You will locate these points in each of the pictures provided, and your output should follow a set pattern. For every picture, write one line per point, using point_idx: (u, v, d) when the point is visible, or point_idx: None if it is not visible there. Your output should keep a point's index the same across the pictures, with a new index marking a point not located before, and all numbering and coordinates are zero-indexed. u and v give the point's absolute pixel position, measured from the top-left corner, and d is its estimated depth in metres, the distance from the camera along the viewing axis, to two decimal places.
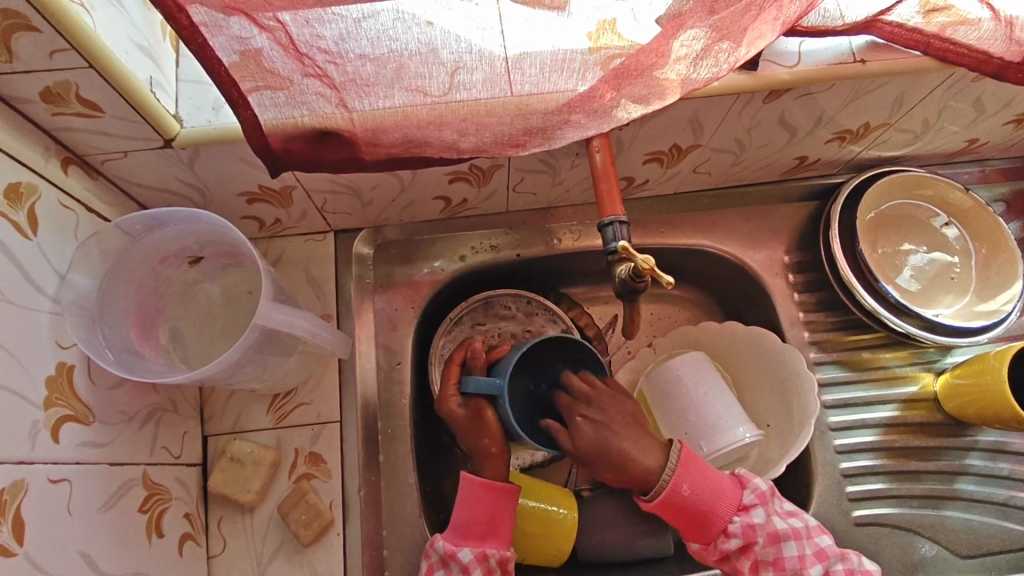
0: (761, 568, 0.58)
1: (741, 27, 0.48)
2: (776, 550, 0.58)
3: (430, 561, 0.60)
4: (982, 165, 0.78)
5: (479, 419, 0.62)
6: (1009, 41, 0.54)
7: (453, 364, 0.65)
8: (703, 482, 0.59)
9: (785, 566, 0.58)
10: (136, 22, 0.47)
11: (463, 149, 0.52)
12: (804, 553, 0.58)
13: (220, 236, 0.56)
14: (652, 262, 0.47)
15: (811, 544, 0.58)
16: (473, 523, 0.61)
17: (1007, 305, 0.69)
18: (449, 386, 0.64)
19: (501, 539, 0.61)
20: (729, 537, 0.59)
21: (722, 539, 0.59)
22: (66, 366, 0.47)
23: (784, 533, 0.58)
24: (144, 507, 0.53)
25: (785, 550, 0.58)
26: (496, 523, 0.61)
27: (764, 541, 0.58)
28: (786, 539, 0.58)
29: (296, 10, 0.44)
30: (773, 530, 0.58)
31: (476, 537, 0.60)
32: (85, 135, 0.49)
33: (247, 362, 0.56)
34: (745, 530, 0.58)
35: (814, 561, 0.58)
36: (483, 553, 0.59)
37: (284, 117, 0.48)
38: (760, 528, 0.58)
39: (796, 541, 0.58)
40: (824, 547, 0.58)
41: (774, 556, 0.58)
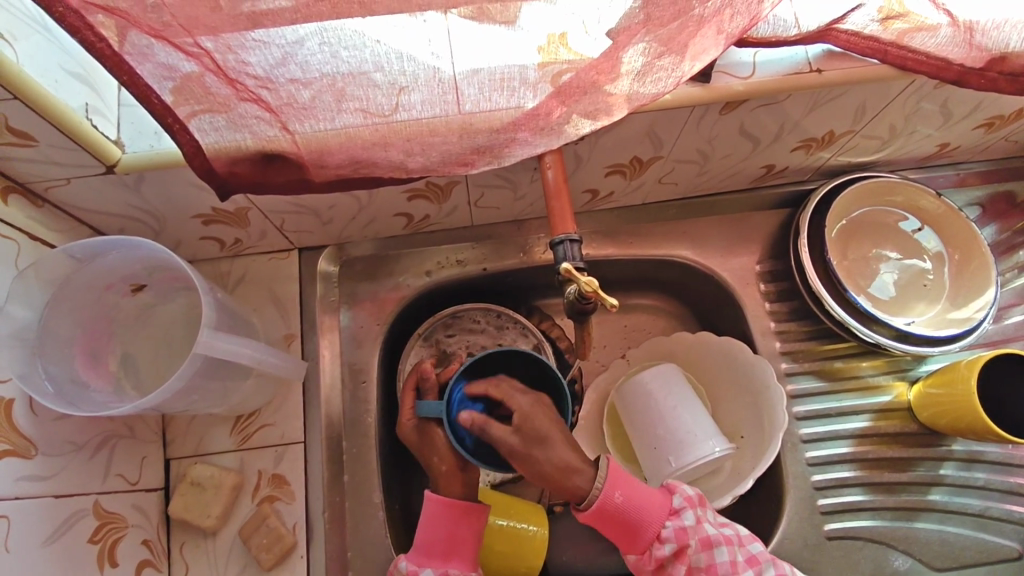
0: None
1: (682, 42, 0.47)
2: (709, 555, 0.55)
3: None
4: (958, 169, 0.77)
5: (427, 438, 0.61)
6: (968, 46, 0.52)
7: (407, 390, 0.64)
8: (633, 490, 0.55)
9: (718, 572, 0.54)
10: (70, 49, 0.46)
11: (412, 169, 0.51)
12: (735, 557, 0.55)
13: (169, 262, 0.55)
14: (595, 284, 0.46)
15: (743, 551, 0.56)
16: (436, 541, 0.58)
17: (980, 312, 0.68)
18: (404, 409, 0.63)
19: (466, 559, 0.59)
20: (663, 543, 0.55)
21: (656, 546, 0.55)
22: (4, 400, 0.46)
23: (716, 537, 0.55)
24: (95, 537, 0.52)
25: (717, 555, 0.55)
26: (459, 542, 0.59)
27: (696, 546, 0.55)
28: (717, 544, 0.55)
29: (217, 35, 0.42)
30: (705, 535, 0.55)
31: (439, 557, 0.58)
32: (25, 164, 0.48)
33: (199, 390, 0.55)
34: (677, 535, 0.55)
35: (745, 566, 0.55)
36: (446, 574, 0.57)
37: (227, 141, 0.47)
38: (692, 532, 0.55)
39: (728, 547, 0.55)
40: (755, 553, 0.56)
41: (706, 560, 0.55)
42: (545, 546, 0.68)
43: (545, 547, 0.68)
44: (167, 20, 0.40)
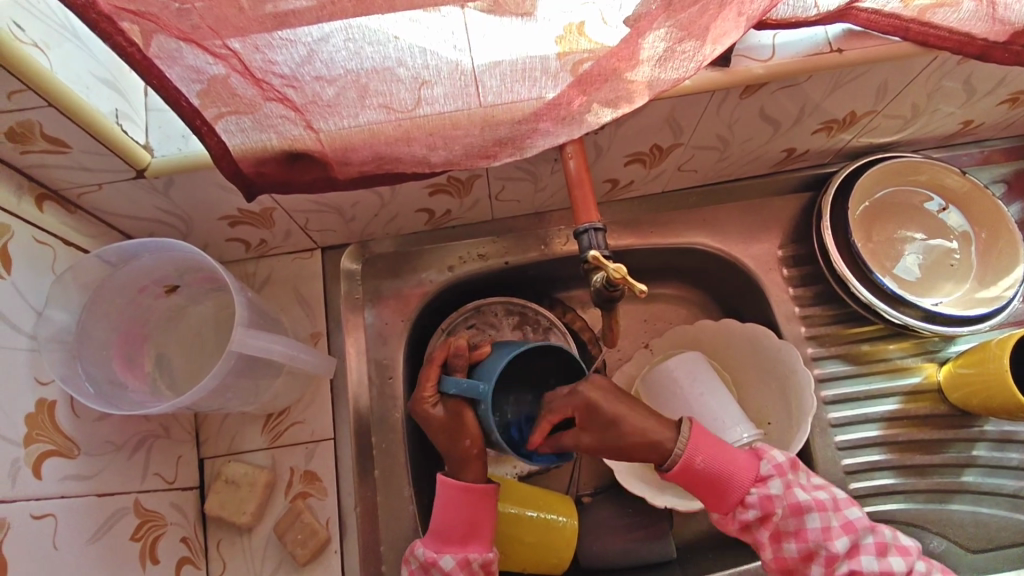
0: (781, 539, 0.56)
1: (702, 26, 0.47)
2: (798, 522, 0.56)
3: (410, 568, 0.60)
4: (982, 147, 0.76)
5: (457, 420, 0.59)
6: (992, 20, 0.52)
7: (433, 363, 0.61)
8: (715, 454, 0.56)
9: (807, 538, 0.55)
10: (98, 56, 0.47)
11: (435, 163, 0.53)
12: (828, 525, 0.56)
13: (198, 263, 0.56)
14: (623, 271, 0.46)
15: (837, 517, 0.56)
16: (453, 528, 0.60)
17: (1009, 291, 0.67)
18: (427, 386, 0.60)
19: (483, 540, 0.60)
20: (747, 507, 0.56)
21: (740, 509, 0.57)
22: (47, 402, 0.47)
23: (807, 505, 0.56)
24: (137, 535, 0.53)
25: (807, 522, 0.56)
26: (476, 526, 0.60)
27: (783, 513, 0.56)
28: (808, 510, 0.56)
29: (245, 36, 0.42)
30: (794, 503, 0.56)
31: (457, 543, 0.60)
32: (59, 171, 0.49)
33: (232, 387, 0.56)
34: (763, 501, 0.56)
35: (840, 533, 0.56)
36: (465, 558, 0.59)
37: (252, 141, 0.48)
38: (780, 498, 0.56)
39: (820, 513, 0.56)
40: (852, 520, 0.56)
41: (796, 527, 0.56)
42: (576, 536, 0.68)
43: (576, 536, 0.68)
44: (196, 23, 0.40)
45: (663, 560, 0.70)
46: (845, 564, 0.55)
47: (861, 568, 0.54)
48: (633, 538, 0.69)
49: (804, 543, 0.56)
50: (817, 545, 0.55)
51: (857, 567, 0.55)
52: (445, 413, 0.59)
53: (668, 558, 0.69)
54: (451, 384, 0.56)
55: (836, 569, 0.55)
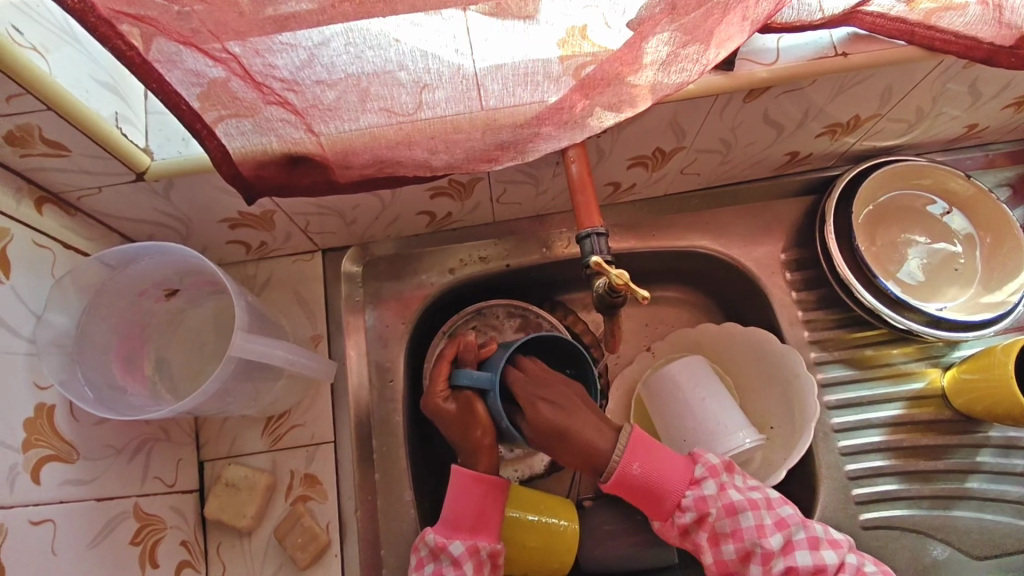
0: (720, 541, 0.56)
1: (707, 29, 0.47)
2: (733, 521, 0.55)
3: (420, 555, 0.59)
4: (986, 150, 0.75)
5: (468, 412, 0.61)
6: (998, 24, 0.51)
7: (443, 360, 0.63)
8: (651, 460, 0.56)
9: (744, 537, 0.55)
10: (98, 59, 0.47)
11: (436, 167, 0.53)
12: (762, 522, 0.55)
13: (197, 266, 0.55)
14: (625, 276, 0.46)
15: (772, 514, 0.56)
16: (464, 515, 0.60)
17: (1014, 296, 0.66)
18: (438, 382, 0.63)
19: (492, 531, 0.60)
20: (683, 511, 0.56)
21: (677, 514, 0.56)
22: (46, 407, 0.47)
23: (740, 504, 0.55)
24: (137, 539, 0.53)
25: (742, 521, 0.55)
26: (486, 514, 0.60)
27: (719, 514, 0.55)
28: (742, 509, 0.55)
29: (244, 40, 0.41)
30: (728, 503, 0.56)
31: (467, 530, 0.59)
32: (58, 174, 0.49)
33: (233, 391, 0.56)
34: (698, 503, 0.56)
35: (773, 530, 0.55)
36: (474, 546, 0.58)
37: (253, 144, 0.48)
38: (713, 500, 0.56)
39: (753, 512, 0.55)
40: (785, 516, 0.56)
41: (731, 527, 0.55)
42: (575, 541, 0.68)
43: (576, 542, 0.68)
44: (195, 27, 0.40)
45: (665, 564, 0.69)
46: (781, 562, 0.54)
47: (795, 566, 0.54)
48: (634, 543, 0.69)
49: (740, 543, 0.55)
50: (753, 544, 0.55)
51: (792, 564, 0.54)
52: (457, 406, 0.61)
53: (670, 563, 0.69)
54: (462, 376, 0.58)
55: (773, 568, 0.54)
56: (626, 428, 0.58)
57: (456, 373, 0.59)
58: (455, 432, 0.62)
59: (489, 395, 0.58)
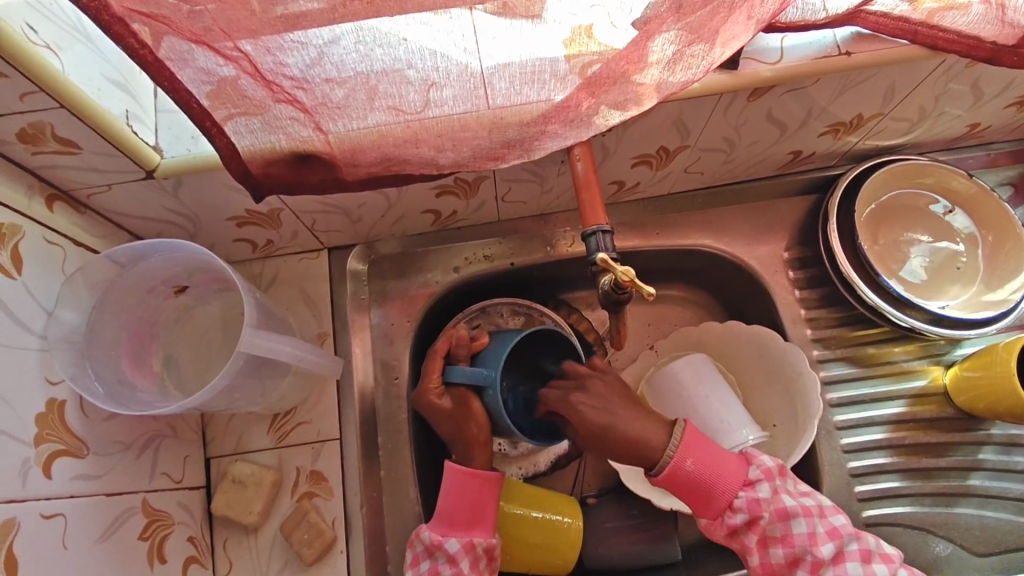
0: (768, 544, 0.56)
1: (712, 28, 0.47)
2: (785, 526, 0.55)
3: (415, 551, 0.60)
4: (987, 149, 0.76)
5: (464, 409, 0.62)
6: (1000, 24, 0.52)
7: (436, 355, 0.64)
8: (705, 458, 0.55)
9: (794, 542, 0.55)
10: (109, 58, 0.48)
11: (443, 165, 0.53)
12: (815, 530, 0.55)
13: (206, 263, 0.56)
14: (631, 273, 0.46)
15: (824, 523, 0.56)
16: (460, 512, 0.60)
17: (1016, 294, 0.67)
18: (432, 377, 0.63)
19: (486, 526, 0.61)
20: (735, 512, 0.56)
21: (728, 514, 0.56)
22: (57, 402, 0.48)
23: (793, 510, 0.55)
24: (145, 534, 0.54)
25: (793, 526, 0.55)
26: (481, 511, 0.61)
27: (771, 517, 0.55)
28: (795, 515, 0.55)
29: (256, 38, 0.42)
30: (781, 507, 0.55)
31: (462, 527, 0.60)
32: (69, 171, 0.49)
33: (240, 388, 0.56)
34: (752, 505, 0.55)
35: (826, 539, 0.55)
36: (470, 542, 0.59)
37: (261, 143, 0.49)
38: (768, 503, 0.56)
39: (806, 519, 0.55)
40: (837, 526, 0.56)
41: (782, 531, 0.55)
42: (580, 538, 0.68)
43: (580, 538, 0.68)
44: (207, 26, 0.41)
45: (669, 562, 0.70)
46: (830, 570, 0.54)
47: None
48: (637, 540, 0.70)
49: (790, 548, 0.55)
50: (803, 550, 0.55)
51: (842, 573, 0.54)
52: (453, 402, 0.63)
53: (672, 560, 0.69)
54: (456, 373, 0.59)
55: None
56: (682, 421, 0.56)
57: (447, 370, 0.60)
58: (449, 427, 0.63)
59: (486, 392, 0.59)
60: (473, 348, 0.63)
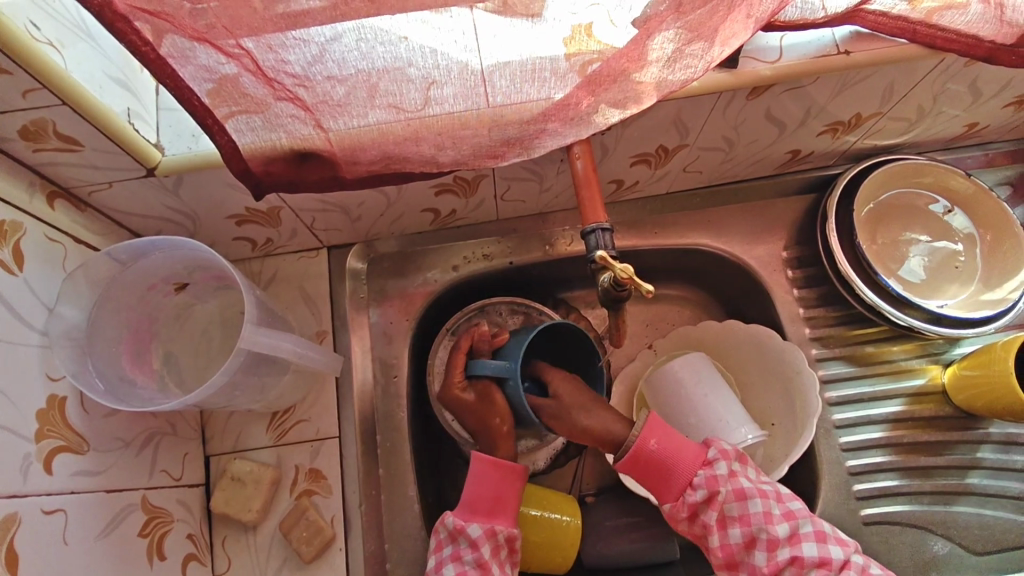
0: (727, 524, 0.56)
1: (712, 27, 0.48)
2: (742, 505, 0.56)
3: (439, 537, 0.60)
4: (986, 149, 0.76)
5: (487, 401, 0.62)
6: (998, 23, 0.52)
7: (459, 351, 0.67)
8: (668, 436, 0.58)
9: (751, 522, 0.55)
10: (110, 55, 0.48)
11: (443, 162, 0.53)
12: (770, 510, 0.56)
13: (207, 261, 0.56)
14: (631, 271, 0.46)
15: (781, 506, 0.56)
16: (482, 499, 0.61)
17: (1014, 293, 0.67)
18: (455, 372, 0.65)
19: (509, 515, 0.61)
20: (694, 490, 0.57)
21: (688, 493, 0.57)
22: (58, 398, 0.48)
23: (750, 490, 0.56)
24: (145, 531, 0.54)
25: (750, 506, 0.56)
26: (503, 499, 0.61)
27: (727, 496, 0.56)
28: (751, 495, 0.56)
29: (259, 36, 0.42)
30: (738, 486, 0.56)
31: (484, 514, 0.60)
32: (70, 169, 0.50)
33: (240, 385, 0.57)
34: (708, 482, 0.57)
35: (781, 519, 0.55)
36: (492, 529, 0.59)
37: (262, 140, 0.49)
38: (725, 481, 0.57)
39: (762, 499, 0.56)
40: (794, 509, 0.56)
41: (739, 510, 0.56)
42: (579, 536, 0.68)
43: (580, 536, 0.68)
44: (210, 23, 0.41)
45: (667, 560, 0.70)
46: (786, 550, 0.54)
47: (800, 555, 0.54)
48: (636, 539, 0.70)
49: (747, 527, 0.56)
50: (759, 529, 0.55)
51: (797, 553, 0.54)
52: (474, 396, 0.63)
53: (671, 559, 0.69)
54: (480, 367, 0.60)
55: (778, 556, 0.55)
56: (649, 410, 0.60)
57: (473, 364, 0.60)
58: (472, 421, 0.64)
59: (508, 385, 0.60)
60: (495, 343, 0.65)
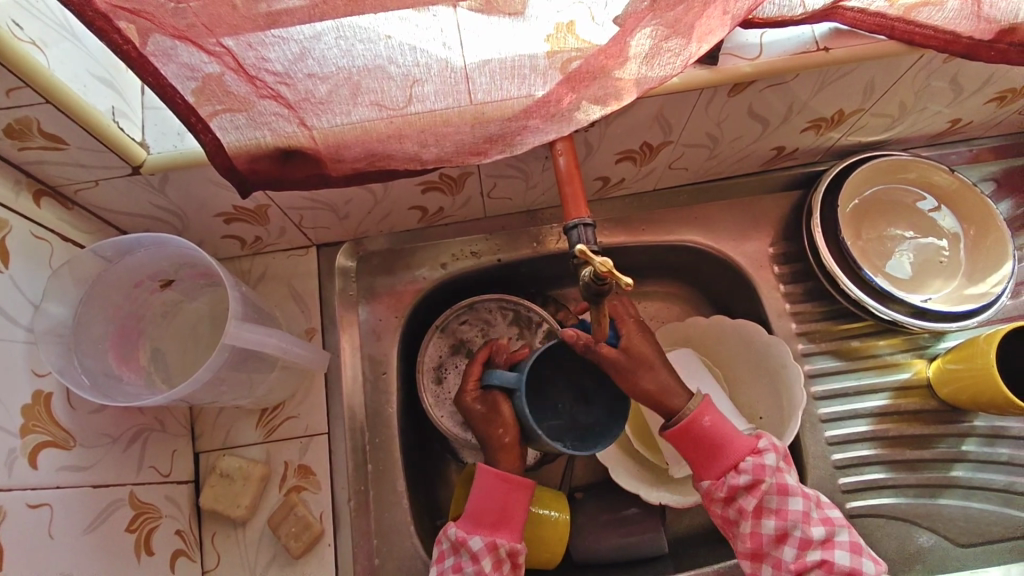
0: (762, 514, 0.56)
1: (688, 24, 0.48)
2: (781, 499, 0.56)
3: (442, 548, 0.60)
4: (971, 145, 0.77)
5: (494, 412, 0.63)
6: (976, 19, 0.52)
7: (476, 361, 0.68)
8: (721, 418, 0.59)
9: (788, 517, 0.56)
10: (95, 54, 0.48)
11: (426, 160, 0.53)
12: (809, 510, 0.56)
13: (193, 258, 0.56)
14: (610, 264, 0.44)
15: (818, 510, 0.57)
16: (487, 511, 0.60)
17: (997, 287, 0.68)
18: (470, 380, 0.67)
19: (514, 529, 0.61)
20: (739, 473, 0.57)
21: (731, 475, 0.57)
22: (44, 394, 0.48)
23: (793, 487, 0.56)
24: (133, 526, 0.54)
25: (790, 502, 0.56)
26: (509, 513, 0.61)
27: (770, 487, 0.56)
28: (793, 492, 0.56)
29: (238, 34, 0.43)
30: (782, 480, 0.57)
31: (488, 526, 0.60)
32: (56, 167, 0.50)
33: (226, 380, 0.57)
34: (756, 469, 0.57)
35: (817, 521, 0.56)
36: (493, 543, 0.59)
37: (247, 139, 0.49)
38: (771, 472, 0.57)
39: (803, 498, 0.56)
40: (830, 517, 0.57)
41: (778, 504, 0.56)
42: (568, 533, 0.69)
43: (569, 533, 0.69)
44: (190, 21, 0.42)
45: (656, 555, 0.70)
46: (817, 552, 0.55)
47: (831, 560, 0.54)
48: (626, 534, 0.70)
49: (782, 521, 0.56)
50: (794, 525, 0.55)
51: (828, 557, 0.54)
52: (483, 406, 0.64)
53: (660, 553, 0.70)
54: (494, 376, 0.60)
55: (808, 555, 0.55)
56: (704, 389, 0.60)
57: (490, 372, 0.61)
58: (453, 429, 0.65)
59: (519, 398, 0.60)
60: (512, 358, 0.68)
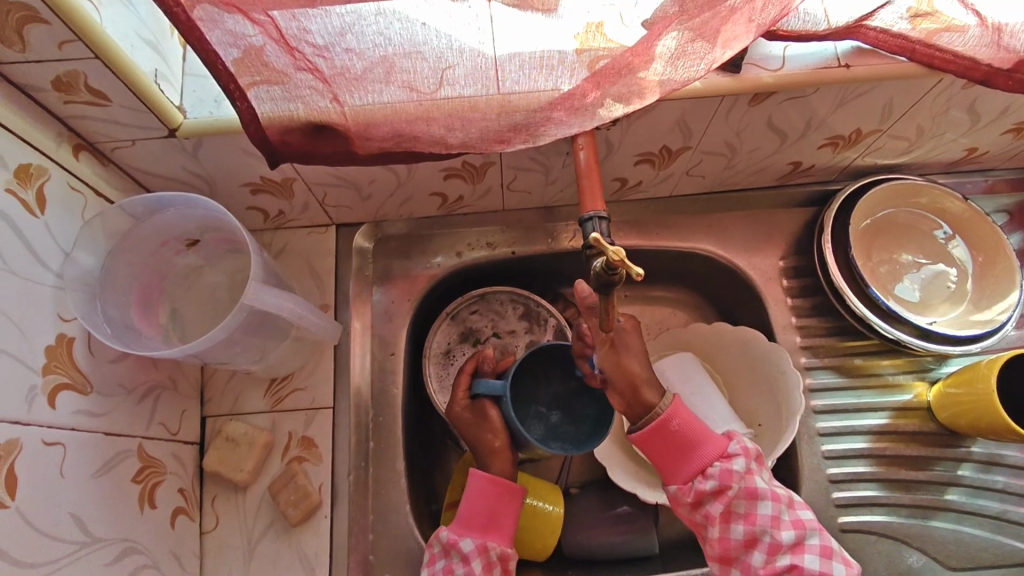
0: (730, 519, 0.57)
1: (714, 28, 0.50)
2: (750, 504, 0.56)
3: (432, 551, 0.61)
4: (987, 176, 0.78)
5: (482, 418, 0.65)
6: (997, 47, 0.53)
7: (463, 372, 0.69)
8: (691, 422, 0.58)
9: (756, 522, 0.56)
10: (145, 19, 0.50)
11: (452, 144, 0.54)
12: (778, 515, 0.56)
13: (220, 222, 0.58)
14: (622, 254, 0.45)
15: (789, 513, 0.57)
16: (478, 515, 0.62)
17: (1002, 315, 0.69)
18: (460, 390, 0.68)
19: (503, 534, 0.62)
20: (706, 478, 0.57)
21: (698, 479, 0.57)
22: (66, 337, 0.50)
23: (762, 491, 0.57)
24: (138, 478, 0.56)
25: (759, 506, 0.56)
26: (499, 516, 0.62)
27: (738, 492, 0.56)
28: (762, 496, 0.56)
29: (285, 8, 0.45)
30: (750, 485, 0.57)
31: (478, 530, 0.61)
32: (97, 124, 0.52)
33: (240, 342, 0.58)
34: (722, 475, 0.57)
35: (787, 526, 0.56)
36: (484, 546, 0.60)
37: (281, 110, 0.51)
38: (739, 477, 0.57)
39: (772, 502, 0.56)
40: (801, 518, 0.57)
41: (746, 509, 0.56)
42: (562, 523, 0.70)
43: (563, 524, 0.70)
44: None
45: (646, 554, 0.71)
46: (786, 557, 0.55)
47: (801, 565, 0.55)
48: (618, 531, 0.71)
49: (750, 526, 0.56)
50: (762, 531, 0.56)
51: (798, 562, 0.55)
52: (473, 413, 0.66)
53: (650, 552, 0.70)
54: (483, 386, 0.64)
55: (777, 560, 0.55)
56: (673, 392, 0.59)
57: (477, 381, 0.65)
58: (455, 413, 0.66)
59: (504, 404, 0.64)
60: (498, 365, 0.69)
